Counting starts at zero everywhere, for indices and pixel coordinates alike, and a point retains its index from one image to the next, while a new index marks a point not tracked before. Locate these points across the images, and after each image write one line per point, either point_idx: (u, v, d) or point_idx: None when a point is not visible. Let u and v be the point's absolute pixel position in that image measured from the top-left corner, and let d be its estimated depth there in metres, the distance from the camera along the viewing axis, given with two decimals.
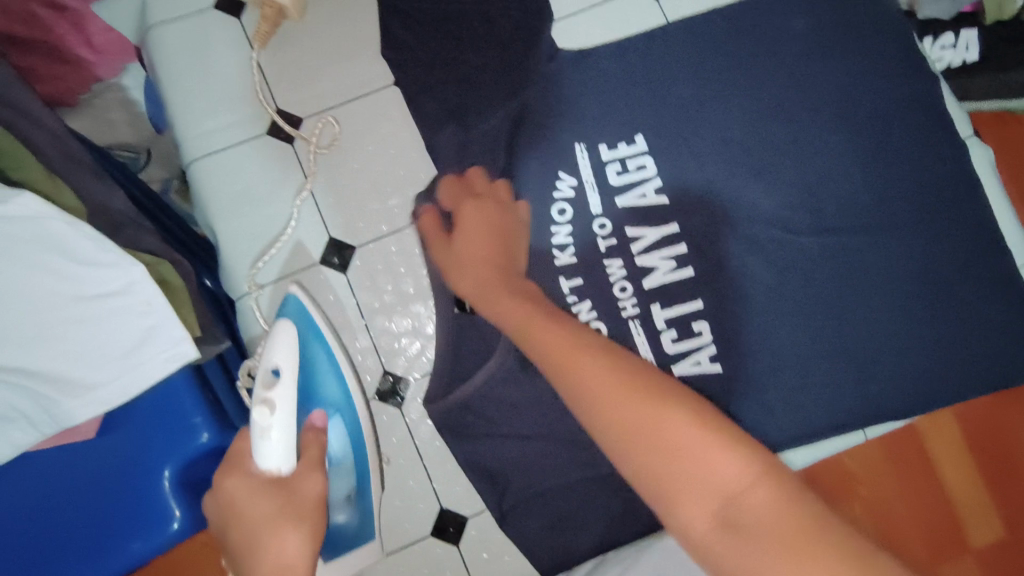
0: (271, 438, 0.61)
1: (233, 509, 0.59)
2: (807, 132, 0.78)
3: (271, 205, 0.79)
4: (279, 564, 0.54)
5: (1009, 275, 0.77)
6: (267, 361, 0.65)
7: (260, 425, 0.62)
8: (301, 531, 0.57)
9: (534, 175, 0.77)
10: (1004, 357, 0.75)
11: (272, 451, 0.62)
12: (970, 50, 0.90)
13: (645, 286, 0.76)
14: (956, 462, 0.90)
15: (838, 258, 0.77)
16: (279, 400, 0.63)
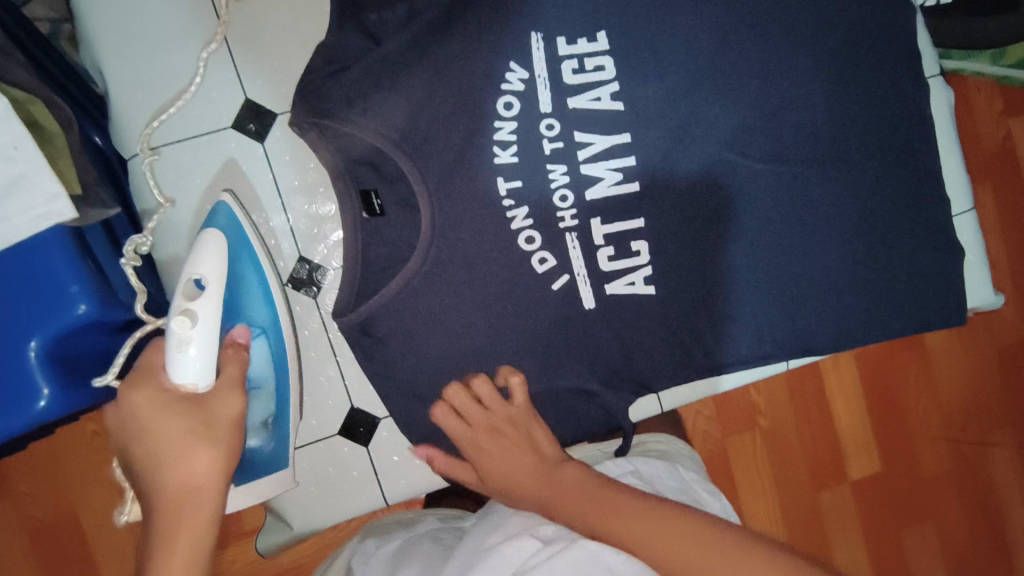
0: (186, 347, 0.58)
1: (140, 421, 0.55)
2: (777, 51, 0.74)
3: (177, 56, 0.71)
4: (185, 487, 0.53)
5: (945, 225, 0.77)
6: (191, 271, 0.62)
7: (179, 335, 0.58)
8: (214, 450, 0.55)
9: (484, 59, 0.69)
10: (926, 304, 0.77)
11: (189, 365, 0.58)
12: None
13: (587, 197, 0.72)
14: (839, 397, 1.27)
15: (788, 188, 0.75)
16: (202, 313, 0.61)
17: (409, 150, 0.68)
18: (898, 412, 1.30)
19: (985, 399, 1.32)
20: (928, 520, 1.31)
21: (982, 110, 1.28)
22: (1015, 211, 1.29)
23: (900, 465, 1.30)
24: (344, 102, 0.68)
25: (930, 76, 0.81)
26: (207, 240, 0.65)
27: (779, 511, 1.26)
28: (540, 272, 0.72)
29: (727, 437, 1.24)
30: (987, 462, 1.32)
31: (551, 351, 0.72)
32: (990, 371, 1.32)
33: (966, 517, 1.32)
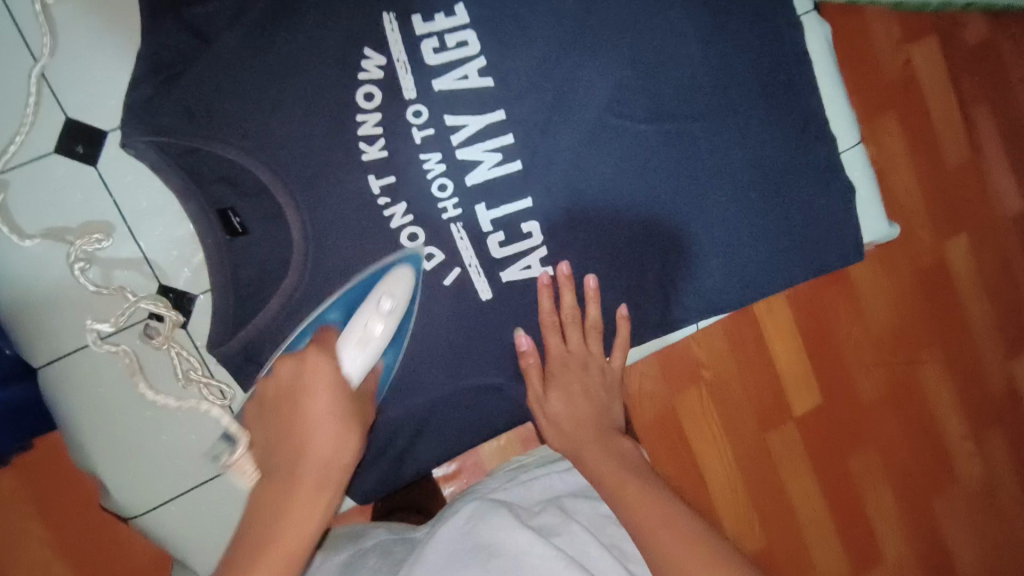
0: (347, 338, 0.62)
1: (307, 419, 0.57)
2: (646, 7, 0.72)
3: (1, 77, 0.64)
4: (325, 463, 0.55)
5: (835, 164, 0.76)
6: (378, 290, 0.63)
7: (354, 330, 0.62)
8: (348, 431, 0.57)
9: (336, 48, 0.64)
10: (824, 244, 0.76)
11: (355, 357, 0.62)
12: None
13: (467, 182, 0.68)
14: (777, 337, 1.27)
15: (676, 146, 0.72)
16: (386, 325, 0.63)
17: (267, 157, 0.62)
18: (834, 345, 1.30)
19: (913, 320, 1.34)
20: (869, 442, 1.35)
21: (877, 39, 1.27)
22: (918, 137, 1.31)
23: (839, 394, 1.32)
24: (186, 117, 0.61)
25: (802, 13, 0.79)
26: (400, 274, 0.65)
27: (734, 461, 1.26)
28: (428, 268, 0.68)
29: (674, 396, 1.22)
30: (915, 379, 1.36)
31: (454, 348, 0.69)
32: (913, 291, 1.34)
33: (901, 433, 1.37)
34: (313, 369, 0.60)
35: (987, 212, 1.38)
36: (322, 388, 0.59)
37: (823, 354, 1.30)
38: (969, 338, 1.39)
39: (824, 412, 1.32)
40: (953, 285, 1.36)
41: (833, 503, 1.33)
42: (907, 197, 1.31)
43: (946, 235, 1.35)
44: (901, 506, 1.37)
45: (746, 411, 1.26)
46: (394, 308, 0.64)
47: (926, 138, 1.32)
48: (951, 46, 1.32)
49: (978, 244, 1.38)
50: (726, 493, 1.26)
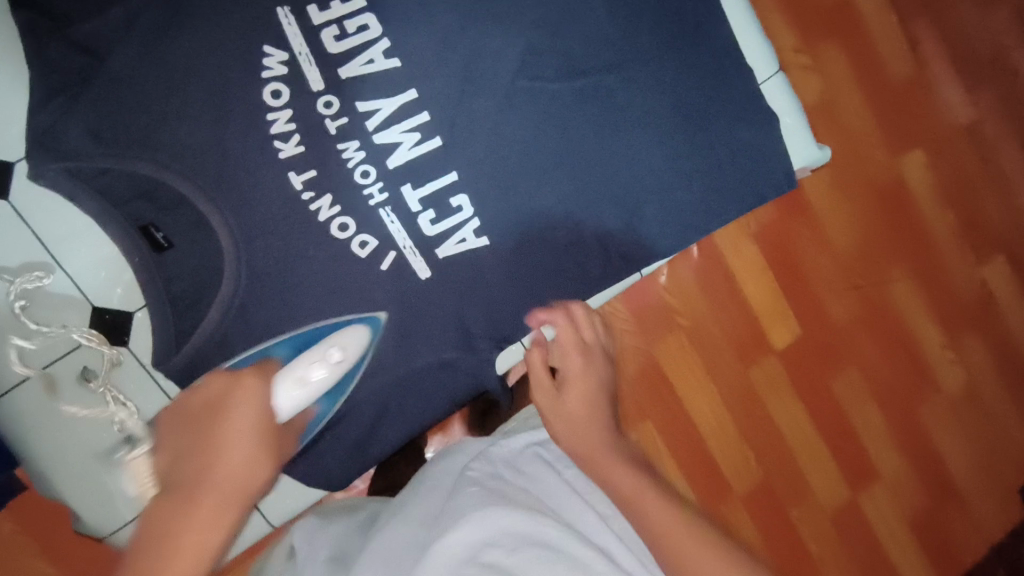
0: (280, 379, 0.58)
1: (222, 410, 0.52)
2: None
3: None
4: (236, 486, 0.48)
5: (755, 96, 0.76)
6: (331, 341, 0.64)
7: (296, 369, 0.59)
8: (266, 461, 0.52)
9: (236, 50, 0.64)
10: (756, 175, 0.76)
11: (289, 398, 0.58)
12: None
13: (389, 166, 0.68)
14: (748, 272, 1.29)
15: (594, 99, 0.72)
16: (330, 373, 0.62)
17: (181, 169, 0.63)
18: (802, 273, 1.31)
19: (880, 239, 1.36)
20: (850, 363, 1.36)
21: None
22: (859, 57, 1.31)
23: (814, 320, 1.33)
24: (92, 139, 0.62)
25: None
26: (392, 314, 0.68)
27: (720, 399, 1.28)
28: (363, 256, 0.68)
29: (652, 344, 1.25)
30: (888, 296, 1.37)
31: (402, 330, 0.70)
32: (874, 210, 1.35)
33: (883, 352, 1.38)
34: (246, 390, 0.55)
35: (938, 123, 1.38)
36: (253, 399, 0.54)
37: (795, 281, 1.31)
38: (938, 250, 1.40)
39: (805, 341, 1.33)
40: (914, 202, 1.37)
41: (823, 426, 1.34)
42: (854, 119, 1.32)
43: (899, 151, 1.35)
44: (891, 422, 1.39)
45: (725, 349, 1.28)
46: (342, 360, 0.63)
47: (868, 59, 1.32)
48: None
49: (933, 156, 1.38)
50: (716, 432, 1.28)
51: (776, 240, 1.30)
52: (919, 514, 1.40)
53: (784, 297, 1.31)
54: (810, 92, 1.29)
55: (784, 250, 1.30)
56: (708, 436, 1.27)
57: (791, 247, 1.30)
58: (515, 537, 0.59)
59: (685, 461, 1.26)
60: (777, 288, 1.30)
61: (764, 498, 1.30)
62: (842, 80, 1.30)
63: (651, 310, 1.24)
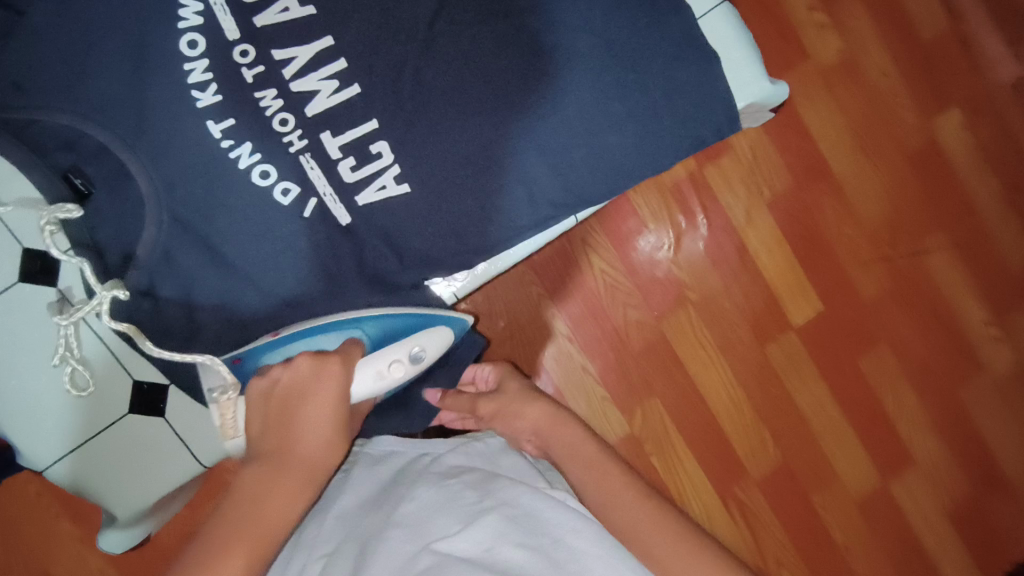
0: (376, 368, 0.68)
1: (290, 444, 0.58)
2: None
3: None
4: (312, 466, 0.58)
5: (689, 33, 0.73)
6: (415, 342, 0.71)
7: (392, 362, 0.69)
8: (336, 445, 0.61)
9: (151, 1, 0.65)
10: (695, 118, 0.73)
11: (395, 373, 0.69)
12: None
13: (308, 113, 0.69)
14: (760, 237, 1.20)
15: (517, 41, 0.71)
16: (404, 373, 0.70)
17: (101, 119, 0.65)
18: (824, 243, 1.22)
19: (913, 203, 1.24)
20: (879, 340, 1.24)
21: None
22: (873, 6, 1.22)
23: (839, 294, 1.22)
24: (16, 91, 0.65)
25: None
26: (439, 330, 0.73)
27: (734, 376, 1.20)
28: (286, 202, 0.69)
29: (661, 320, 1.18)
30: (923, 270, 1.25)
31: (326, 277, 0.71)
32: (903, 176, 1.24)
33: (916, 331, 1.25)
34: (329, 373, 0.63)
35: (976, 80, 1.25)
36: (326, 400, 0.62)
37: (814, 248, 1.21)
38: (981, 220, 1.26)
39: (827, 314, 1.22)
40: (952, 165, 1.25)
41: (850, 408, 1.24)
42: (875, 76, 1.22)
43: (931, 111, 1.24)
44: (931, 407, 1.25)
45: (733, 321, 1.20)
46: (421, 362, 0.71)
47: (893, 17, 1.23)
48: None
49: (973, 117, 1.26)
50: (732, 413, 1.21)
51: (792, 204, 1.20)
52: (964, 505, 1.26)
53: (803, 266, 1.21)
54: (824, 50, 1.20)
55: (801, 216, 1.21)
56: (718, 412, 1.20)
57: (808, 212, 1.21)
58: (526, 512, 0.63)
59: (698, 443, 1.19)
60: (795, 256, 1.21)
61: (785, 481, 1.22)
62: (857, 34, 1.21)
63: (652, 280, 1.17)
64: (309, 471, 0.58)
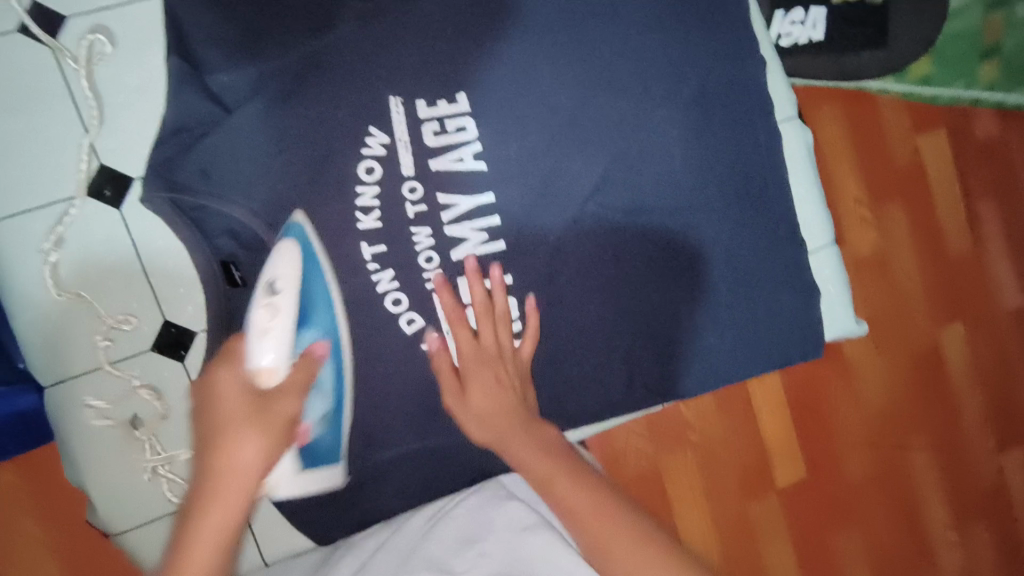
0: (251, 358, 0.59)
1: (208, 462, 0.51)
2: (637, 105, 0.77)
3: (42, 77, 0.66)
4: (238, 476, 0.51)
5: (800, 265, 0.80)
6: (268, 274, 0.65)
7: (262, 325, 0.61)
8: (265, 437, 0.53)
9: (343, 125, 0.70)
10: (786, 343, 0.80)
11: (267, 350, 0.60)
12: (816, 28, 1.01)
13: (452, 257, 0.73)
14: (760, 398, 1.13)
15: (651, 234, 0.77)
16: (283, 304, 0.63)
17: (269, 219, 0.68)
18: (824, 420, 1.16)
19: (910, 400, 1.19)
20: (857, 524, 1.19)
21: (885, 113, 1.10)
22: (917, 212, 1.15)
23: (823, 470, 1.17)
24: (200, 176, 0.68)
25: (782, 118, 0.83)
26: (284, 246, 0.66)
27: (713, 525, 1.11)
28: (408, 332, 0.73)
29: None
30: (910, 467, 1.20)
31: (426, 410, 0.73)
32: (904, 378, 1.19)
33: (884, 519, 1.20)
34: (220, 383, 0.56)
35: (988, 305, 1.23)
36: (237, 388, 0.56)
37: (805, 424, 1.15)
38: (964, 436, 1.23)
39: (802, 487, 1.16)
40: (949, 380, 1.21)
41: None
42: (904, 276, 1.16)
43: (942, 321, 1.20)
44: None
45: (720, 469, 1.11)
46: (279, 286, 0.64)
47: (930, 232, 1.17)
48: (958, 141, 1.16)
49: (977, 335, 1.22)
50: None
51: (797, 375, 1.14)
52: None
53: (790, 439, 1.15)
54: (861, 243, 1.13)
55: (805, 388, 1.14)
56: None
57: (813, 388, 1.14)
58: None
59: None
60: (785, 429, 1.15)
61: None
62: (894, 233, 1.14)
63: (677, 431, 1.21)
64: (219, 535, 0.48)
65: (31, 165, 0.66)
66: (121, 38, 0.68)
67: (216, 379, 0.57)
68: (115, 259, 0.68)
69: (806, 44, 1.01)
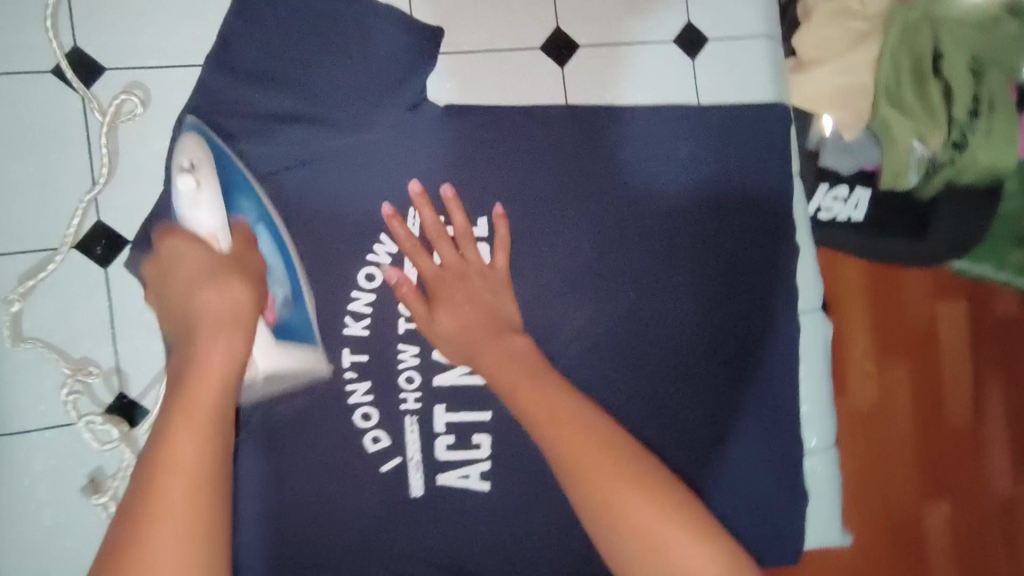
0: (192, 231, 0.55)
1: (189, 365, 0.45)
2: (655, 264, 0.74)
3: (66, 123, 0.64)
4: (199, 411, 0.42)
5: (792, 461, 0.76)
6: (176, 159, 0.59)
7: (187, 195, 0.56)
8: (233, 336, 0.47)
9: (353, 228, 0.69)
10: (763, 542, 0.75)
11: (202, 217, 0.56)
12: (857, 209, 0.92)
13: (434, 382, 0.70)
14: None
15: (645, 399, 0.74)
16: (203, 172, 0.58)
17: None
18: None
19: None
20: None
21: (910, 275, 1.00)
22: (917, 382, 1.01)
23: None
24: None
25: (806, 303, 0.79)
26: (186, 139, 0.60)
27: None
28: (370, 450, 0.69)
29: None
30: None
31: (371, 538, 0.69)
32: (878, 556, 0.99)
33: None
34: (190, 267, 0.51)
35: (979, 493, 1.02)
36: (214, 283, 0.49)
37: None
38: None
39: None
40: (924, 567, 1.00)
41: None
42: (894, 441, 1.00)
43: (926, 496, 1.00)
44: None
45: None
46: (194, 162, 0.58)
47: (931, 396, 1.01)
48: (981, 320, 1.02)
49: (963, 525, 1.01)
50: None
51: None
52: None
53: None
54: (861, 398, 0.99)
55: None
56: None
57: None
58: None
59: None
60: None
61: None
62: (895, 392, 1.00)
63: None
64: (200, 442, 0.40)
65: (30, 209, 0.64)
66: (154, 97, 0.65)
67: (167, 269, 0.54)
68: (85, 320, 0.64)
69: (840, 221, 0.93)
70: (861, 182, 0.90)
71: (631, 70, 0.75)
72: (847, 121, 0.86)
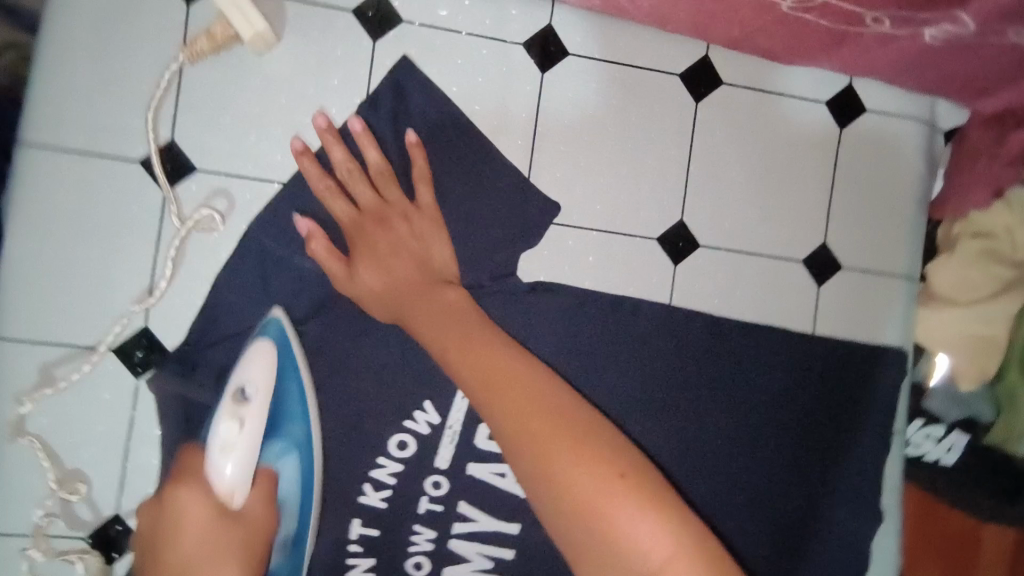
0: (211, 477, 0.52)
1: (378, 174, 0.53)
2: (713, 496, 0.67)
3: (137, 218, 0.59)
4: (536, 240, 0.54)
5: None
6: (238, 380, 0.54)
7: (227, 439, 0.52)
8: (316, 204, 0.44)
9: (400, 387, 0.63)
10: None
11: (229, 471, 0.52)
12: (950, 453, 0.77)
13: (444, 573, 0.64)
14: None
15: None
16: (252, 422, 0.53)
17: None
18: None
19: None
20: None
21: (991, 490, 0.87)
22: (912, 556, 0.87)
23: None
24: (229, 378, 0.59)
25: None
26: (260, 346, 0.55)
27: None
28: None
29: None
30: None
31: None
32: None
33: None
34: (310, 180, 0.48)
35: None
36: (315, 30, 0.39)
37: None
38: None
39: None
40: None
41: None
42: None
43: None
44: None
45: None
46: (250, 400, 0.53)
47: None
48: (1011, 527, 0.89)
49: None
50: None
51: None
52: None
53: None
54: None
55: None
56: None
57: None
58: None
59: None
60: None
61: None
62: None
63: None
64: None
65: (73, 297, 0.58)
66: (237, 210, 0.60)
67: (163, 530, 0.52)
68: (100, 432, 0.59)
69: (926, 463, 0.78)
70: (960, 428, 0.75)
71: (749, 280, 0.68)
72: (967, 370, 0.72)
